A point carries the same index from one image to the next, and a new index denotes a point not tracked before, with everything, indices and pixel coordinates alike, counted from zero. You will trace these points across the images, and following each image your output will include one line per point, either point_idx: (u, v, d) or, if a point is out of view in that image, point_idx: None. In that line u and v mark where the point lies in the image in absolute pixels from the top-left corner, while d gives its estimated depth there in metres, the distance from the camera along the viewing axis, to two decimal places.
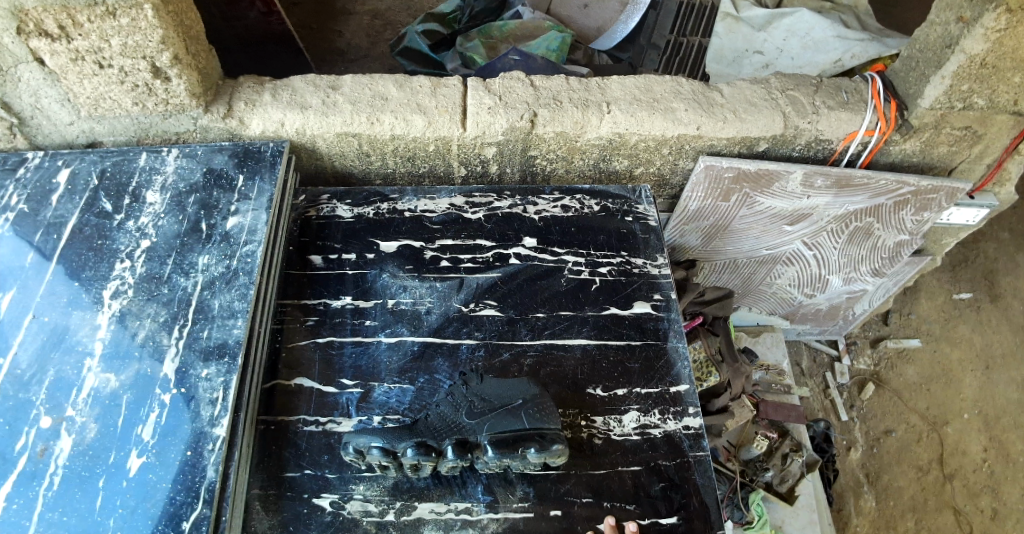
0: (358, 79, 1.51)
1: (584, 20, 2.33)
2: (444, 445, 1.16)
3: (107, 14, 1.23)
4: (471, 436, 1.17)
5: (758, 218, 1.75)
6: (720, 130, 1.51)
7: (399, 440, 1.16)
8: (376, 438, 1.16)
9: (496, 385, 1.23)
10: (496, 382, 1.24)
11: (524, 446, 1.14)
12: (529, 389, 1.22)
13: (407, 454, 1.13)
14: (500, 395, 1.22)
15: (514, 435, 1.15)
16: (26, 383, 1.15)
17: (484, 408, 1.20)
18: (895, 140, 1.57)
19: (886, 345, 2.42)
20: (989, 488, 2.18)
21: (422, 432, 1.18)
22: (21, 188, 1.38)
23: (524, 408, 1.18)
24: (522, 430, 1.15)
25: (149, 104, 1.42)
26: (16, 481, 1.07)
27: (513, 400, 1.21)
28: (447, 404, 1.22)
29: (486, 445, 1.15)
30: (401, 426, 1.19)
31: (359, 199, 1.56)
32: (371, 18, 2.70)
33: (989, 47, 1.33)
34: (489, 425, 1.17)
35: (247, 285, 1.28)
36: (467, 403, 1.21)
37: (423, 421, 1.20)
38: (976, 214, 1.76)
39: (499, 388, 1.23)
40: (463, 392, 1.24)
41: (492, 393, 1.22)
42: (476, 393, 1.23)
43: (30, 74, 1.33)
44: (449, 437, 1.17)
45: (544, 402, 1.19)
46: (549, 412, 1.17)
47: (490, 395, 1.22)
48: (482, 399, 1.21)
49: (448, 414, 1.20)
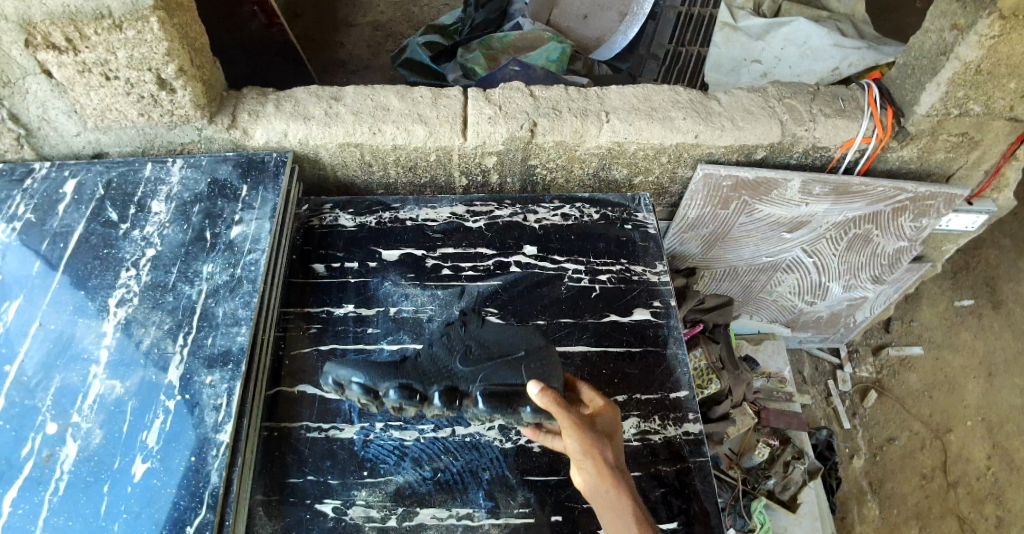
0: (360, 90, 1.54)
1: (584, 31, 2.36)
2: (431, 391, 1.05)
3: (113, 27, 1.25)
4: (462, 385, 1.06)
5: (758, 226, 1.76)
6: (718, 138, 1.53)
7: (382, 378, 1.02)
8: (358, 372, 1.02)
9: (500, 331, 1.14)
10: (499, 328, 1.15)
11: (519, 403, 1.02)
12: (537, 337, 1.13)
13: (388, 395, 1.01)
14: (502, 341, 1.12)
15: (510, 389, 1.03)
16: (32, 390, 1.17)
17: (481, 356, 1.09)
18: (892, 147, 1.59)
19: (888, 353, 2.42)
20: (993, 495, 2.17)
21: (409, 372, 1.05)
22: (28, 198, 1.40)
23: (526, 363, 1.06)
24: (520, 385, 1.03)
25: (154, 115, 1.44)
26: (21, 486, 1.08)
27: (516, 350, 1.09)
28: (439, 346, 1.12)
29: (478, 395, 1.03)
30: (384, 363, 1.06)
31: (361, 208, 1.58)
32: (373, 30, 2.73)
33: (983, 54, 1.35)
34: (485, 374, 1.05)
35: (250, 292, 1.29)
36: (464, 348, 1.11)
37: (413, 361, 1.08)
38: (975, 220, 1.76)
39: (502, 334, 1.13)
40: (461, 336, 1.14)
41: (495, 341, 1.12)
42: (474, 337, 1.13)
43: (38, 86, 1.35)
44: (440, 383, 1.06)
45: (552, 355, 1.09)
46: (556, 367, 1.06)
47: (491, 341, 1.12)
48: (480, 346, 1.11)
49: (441, 359, 1.09)
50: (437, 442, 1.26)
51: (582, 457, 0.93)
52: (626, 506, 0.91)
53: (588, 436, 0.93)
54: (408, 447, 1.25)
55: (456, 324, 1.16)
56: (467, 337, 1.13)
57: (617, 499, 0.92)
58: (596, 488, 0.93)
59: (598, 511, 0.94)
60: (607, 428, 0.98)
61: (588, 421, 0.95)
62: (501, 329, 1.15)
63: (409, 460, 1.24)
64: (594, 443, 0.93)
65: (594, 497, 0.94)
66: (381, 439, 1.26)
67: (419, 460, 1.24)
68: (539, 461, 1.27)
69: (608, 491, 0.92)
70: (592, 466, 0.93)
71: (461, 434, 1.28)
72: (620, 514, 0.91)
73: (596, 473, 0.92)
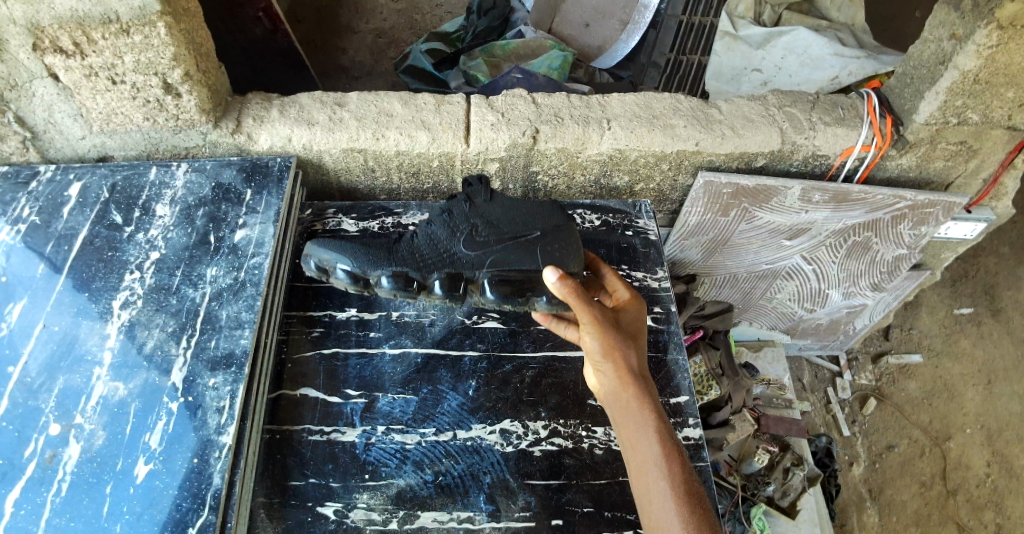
0: (364, 96, 1.55)
1: (585, 39, 2.38)
2: (431, 279, 1.16)
3: (121, 32, 1.26)
4: (467, 272, 1.16)
5: (758, 233, 1.77)
6: (718, 146, 1.55)
7: (372, 266, 1.13)
8: (343, 260, 1.13)
9: (505, 210, 1.24)
10: (504, 206, 1.25)
11: (531, 294, 1.15)
12: (545, 220, 1.23)
13: (383, 286, 1.13)
14: (507, 221, 1.22)
15: (522, 277, 1.15)
16: (35, 391, 1.17)
17: (489, 239, 1.19)
18: (891, 155, 1.60)
19: (887, 360, 2.42)
20: (992, 502, 2.18)
21: (405, 260, 1.16)
22: (33, 200, 1.41)
23: (539, 244, 1.18)
24: (527, 271, 1.15)
25: (160, 119, 1.45)
26: (24, 487, 1.08)
27: (525, 234, 1.20)
28: (442, 226, 1.21)
29: (487, 285, 1.15)
30: (379, 248, 1.15)
31: (364, 214, 1.59)
32: (376, 37, 2.76)
33: (982, 64, 1.36)
34: (493, 259, 1.16)
35: (254, 295, 1.30)
36: (470, 228, 1.20)
37: (413, 248, 1.18)
38: (973, 228, 1.78)
39: (509, 213, 1.24)
40: (465, 215, 1.23)
41: (502, 223, 1.22)
42: (481, 217, 1.23)
43: (45, 89, 1.36)
44: (442, 269, 1.17)
45: (562, 238, 1.20)
46: (567, 253, 1.17)
47: (498, 221, 1.22)
48: (488, 228, 1.21)
49: (443, 243, 1.19)
50: (438, 446, 1.27)
51: (601, 358, 0.98)
52: (644, 410, 0.94)
53: (609, 337, 0.98)
54: (410, 451, 1.26)
55: (459, 201, 1.25)
56: (472, 216, 1.22)
57: (635, 400, 0.95)
58: (615, 391, 0.97)
59: (615, 416, 0.98)
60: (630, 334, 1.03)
61: (611, 322, 1.00)
62: (506, 207, 1.25)
63: (411, 463, 1.25)
64: (614, 344, 0.98)
65: (612, 399, 0.98)
66: (382, 442, 1.26)
67: (421, 463, 1.25)
68: (539, 465, 1.27)
69: (626, 394, 0.96)
70: (610, 367, 0.98)
71: (462, 438, 1.28)
72: (637, 419, 0.94)
73: (614, 375, 0.97)
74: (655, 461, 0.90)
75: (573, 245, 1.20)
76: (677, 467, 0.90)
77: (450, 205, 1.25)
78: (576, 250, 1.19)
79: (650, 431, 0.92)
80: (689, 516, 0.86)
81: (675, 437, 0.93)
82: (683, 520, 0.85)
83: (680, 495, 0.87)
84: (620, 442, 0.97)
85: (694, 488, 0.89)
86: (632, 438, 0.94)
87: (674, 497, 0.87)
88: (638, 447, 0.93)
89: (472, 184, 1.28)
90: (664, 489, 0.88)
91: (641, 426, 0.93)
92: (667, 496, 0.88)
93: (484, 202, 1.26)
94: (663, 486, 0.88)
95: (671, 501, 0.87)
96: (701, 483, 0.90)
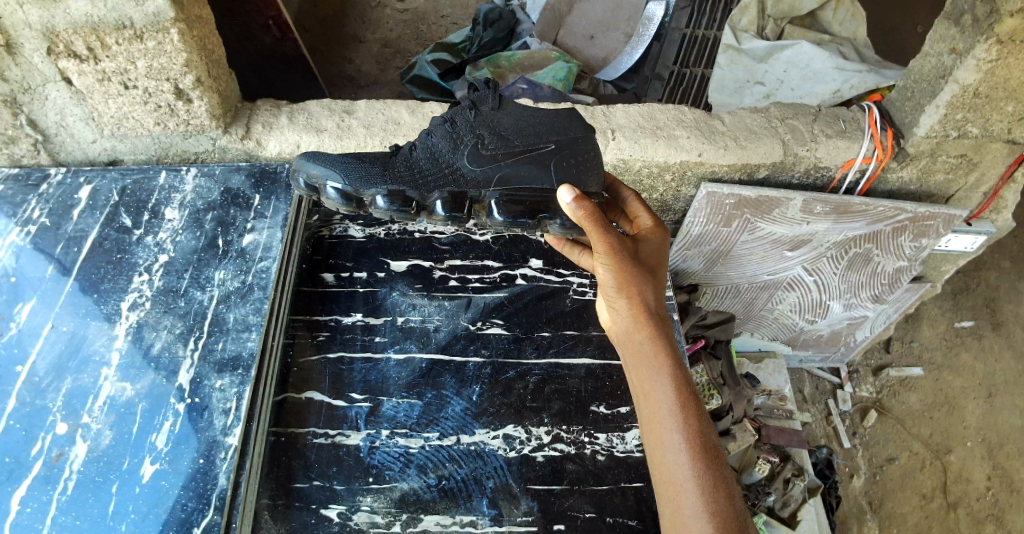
0: (371, 104, 1.57)
1: (591, 51, 2.41)
2: (432, 200, 1.11)
3: (134, 38, 1.28)
4: (472, 191, 1.12)
5: (759, 244, 1.79)
6: (721, 157, 1.57)
7: (365, 185, 1.08)
8: (334, 177, 1.08)
9: (515, 117, 1.13)
10: (513, 112, 1.14)
11: (545, 216, 1.09)
12: (560, 129, 1.12)
13: (379, 206, 1.09)
14: (517, 130, 1.12)
15: (533, 196, 1.09)
16: (43, 391, 1.19)
17: (499, 150, 1.11)
18: (892, 167, 1.62)
19: (888, 373, 2.42)
20: (993, 516, 2.18)
21: (399, 177, 1.10)
22: (43, 202, 1.43)
23: (556, 160, 1.10)
24: (540, 191, 1.09)
25: (170, 124, 1.47)
26: (30, 485, 1.09)
27: (542, 145, 1.11)
28: (444, 137, 1.14)
29: (494, 207, 1.09)
30: (371, 164, 1.11)
31: (371, 220, 1.61)
32: (382, 46, 2.79)
33: (981, 78, 1.38)
34: (501, 176, 1.10)
35: (261, 299, 1.31)
36: (475, 139, 1.12)
37: (410, 165, 1.12)
38: (974, 240, 1.79)
39: (519, 121, 1.13)
40: (472, 123, 1.14)
41: (514, 133, 1.12)
42: (487, 126, 1.13)
43: (58, 93, 1.38)
44: (444, 188, 1.11)
45: (578, 152, 1.11)
46: (585, 170, 1.10)
47: (506, 131, 1.12)
48: (499, 139, 1.12)
49: (446, 158, 1.12)
50: (442, 450, 1.28)
51: (618, 294, 0.94)
52: (660, 354, 0.90)
53: (627, 272, 0.94)
54: (413, 455, 1.27)
55: (464, 109, 1.16)
56: (478, 125, 1.13)
57: (652, 343, 0.91)
58: (629, 331, 0.94)
59: (627, 358, 0.95)
60: (650, 270, 0.98)
61: (630, 255, 0.95)
62: (516, 113, 1.14)
63: (415, 467, 1.25)
64: (631, 280, 0.94)
65: (625, 339, 0.95)
66: (387, 446, 1.27)
67: (424, 467, 1.26)
68: (541, 471, 1.28)
69: (641, 336, 0.92)
70: (626, 305, 0.94)
71: (465, 442, 1.29)
72: (652, 364, 0.90)
73: (630, 314, 0.93)
74: (669, 409, 0.87)
75: (591, 159, 1.11)
76: (692, 416, 0.86)
77: (455, 112, 1.16)
78: (595, 165, 1.11)
79: (665, 378, 0.89)
80: (700, 468, 0.83)
81: (691, 385, 0.90)
82: (694, 473, 0.83)
83: (693, 446, 0.84)
84: (632, 385, 0.94)
85: (711, 443, 0.85)
86: (646, 383, 0.90)
87: (687, 447, 0.84)
88: (651, 394, 0.89)
89: (479, 88, 1.17)
90: (675, 438, 0.85)
91: (656, 371, 0.89)
92: (679, 446, 0.85)
93: (492, 109, 1.15)
94: (675, 434, 0.85)
95: (682, 452, 0.84)
96: (715, 436, 0.87)
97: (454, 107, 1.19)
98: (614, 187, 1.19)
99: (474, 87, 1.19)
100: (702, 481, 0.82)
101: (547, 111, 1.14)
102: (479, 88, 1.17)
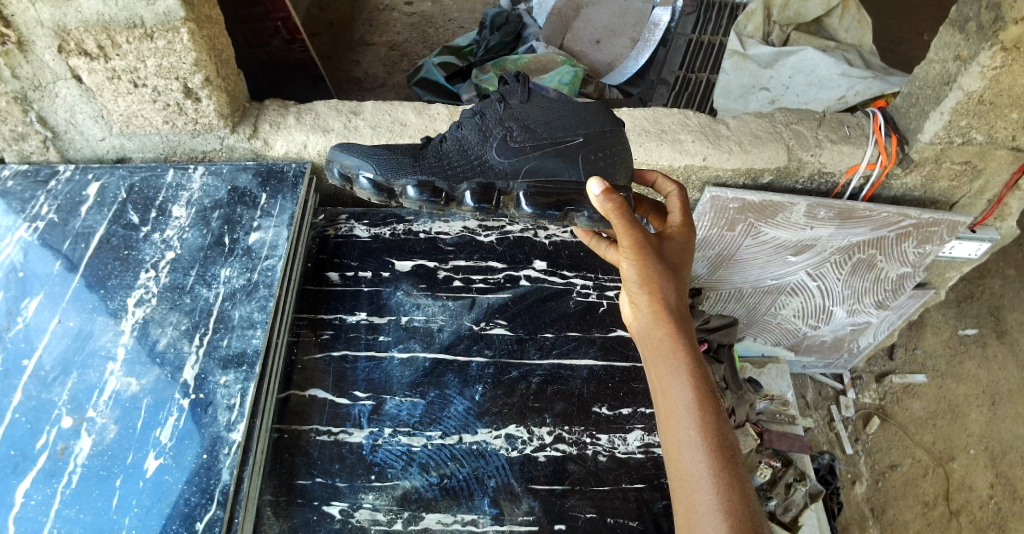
0: (378, 105, 1.58)
1: (596, 56, 2.39)
2: (460, 190, 1.10)
3: (145, 36, 1.29)
4: (499, 183, 1.11)
5: (762, 249, 1.79)
6: (725, 161, 1.57)
7: (396, 175, 1.09)
8: (367, 168, 1.09)
9: (543, 110, 1.13)
10: (544, 105, 1.13)
11: (572, 208, 1.07)
12: (588, 122, 1.11)
13: (409, 195, 1.09)
14: (547, 123, 1.12)
15: (559, 189, 1.08)
16: (49, 383, 1.20)
17: (527, 143, 1.11)
18: (896, 173, 1.62)
19: (891, 380, 2.41)
20: (996, 525, 2.17)
21: (427, 168, 1.11)
22: (52, 198, 1.44)
23: (583, 153, 1.10)
24: (567, 184, 1.09)
25: (178, 122, 1.48)
26: (35, 477, 1.10)
27: (570, 138, 1.11)
28: (472, 130, 1.14)
29: (521, 200, 1.09)
30: (401, 156, 1.11)
31: (376, 220, 1.63)
32: (389, 49, 2.80)
33: (986, 84, 1.37)
34: (528, 168, 1.10)
35: (266, 297, 1.32)
36: (504, 132, 1.12)
37: (439, 157, 1.13)
38: (978, 247, 1.78)
39: (547, 114, 1.13)
40: (503, 115, 1.14)
41: (541, 125, 1.12)
42: (515, 119, 1.13)
43: (68, 90, 1.39)
44: (472, 180, 1.11)
45: (606, 146, 1.11)
46: (612, 163, 1.10)
47: (535, 125, 1.12)
48: (525, 131, 1.12)
49: (476, 151, 1.13)
50: (443, 449, 1.28)
51: (639, 289, 0.94)
52: (679, 352, 0.89)
53: (650, 267, 0.93)
54: (415, 453, 1.27)
55: (493, 102, 1.16)
56: (507, 118, 1.13)
57: (673, 341, 0.90)
58: (650, 328, 0.93)
59: (646, 353, 0.94)
60: (673, 266, 0.97)
61: (654, 251, 0.94)
62: (545, 107, 1.13)
63: (416, 465, 1.26)
64: (653, 277, 0.93)
65: (643, 336, 0.95)
66: (389, 444, 1.28)
67: (426, 465, 1.26)
68: (543, 470, 1.28)
69: (661, 333, 0.91)
70: (647, 301, 0.93)
71: (467, 442, 1.29)
72: (673, 362, 0.89)
73: (651, 311, 0.93)
74: (686, 406, 0.86)
75: (620, 152, 1.11)
76: (709, 414, 0.86)
77: (484, 106, 1.17)
78: (624, 160, 1.12)
79: (684, 376, 0.88)
80: (715, 466, 0.83)
81: (709, 384, 0.89)
82: (710, 470, 0.83)
83: (710, 445, 0.84)
84: (649, 380, 0.93)
85: (727, 441, 0.85)
86: (665, 381, 0.89)
87: (703, 445, 0.84)
88: (668, 392, 0.89)
89: (508, 80, 1.17)
90: (693, 436, 0.85)
91: (676, 370, 0.89)
92: (695, 443, 0.84)
93: (520, 102, 1.15)
94: (692, 431, 0.85)
95: (699, 449, 0.84)
96: (732, 434, 0.87)
97: (483, 99, 1.19)
98: (655, 183, 1.13)
99: (503, 80, 1.19)
100: (717, 480, 0.82)
101: (575, 103, 1.13)
102: (508, 81, 1.17)
